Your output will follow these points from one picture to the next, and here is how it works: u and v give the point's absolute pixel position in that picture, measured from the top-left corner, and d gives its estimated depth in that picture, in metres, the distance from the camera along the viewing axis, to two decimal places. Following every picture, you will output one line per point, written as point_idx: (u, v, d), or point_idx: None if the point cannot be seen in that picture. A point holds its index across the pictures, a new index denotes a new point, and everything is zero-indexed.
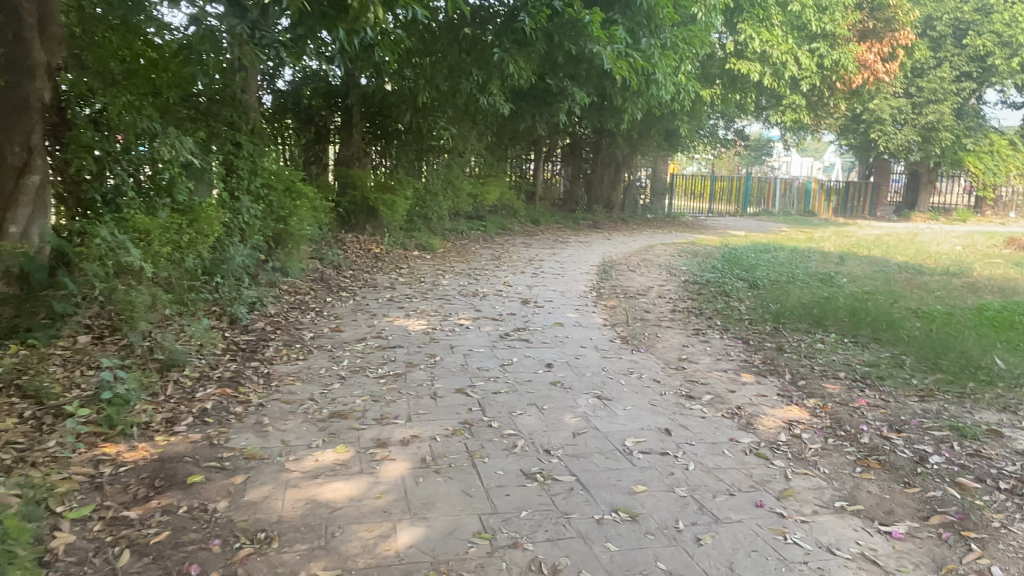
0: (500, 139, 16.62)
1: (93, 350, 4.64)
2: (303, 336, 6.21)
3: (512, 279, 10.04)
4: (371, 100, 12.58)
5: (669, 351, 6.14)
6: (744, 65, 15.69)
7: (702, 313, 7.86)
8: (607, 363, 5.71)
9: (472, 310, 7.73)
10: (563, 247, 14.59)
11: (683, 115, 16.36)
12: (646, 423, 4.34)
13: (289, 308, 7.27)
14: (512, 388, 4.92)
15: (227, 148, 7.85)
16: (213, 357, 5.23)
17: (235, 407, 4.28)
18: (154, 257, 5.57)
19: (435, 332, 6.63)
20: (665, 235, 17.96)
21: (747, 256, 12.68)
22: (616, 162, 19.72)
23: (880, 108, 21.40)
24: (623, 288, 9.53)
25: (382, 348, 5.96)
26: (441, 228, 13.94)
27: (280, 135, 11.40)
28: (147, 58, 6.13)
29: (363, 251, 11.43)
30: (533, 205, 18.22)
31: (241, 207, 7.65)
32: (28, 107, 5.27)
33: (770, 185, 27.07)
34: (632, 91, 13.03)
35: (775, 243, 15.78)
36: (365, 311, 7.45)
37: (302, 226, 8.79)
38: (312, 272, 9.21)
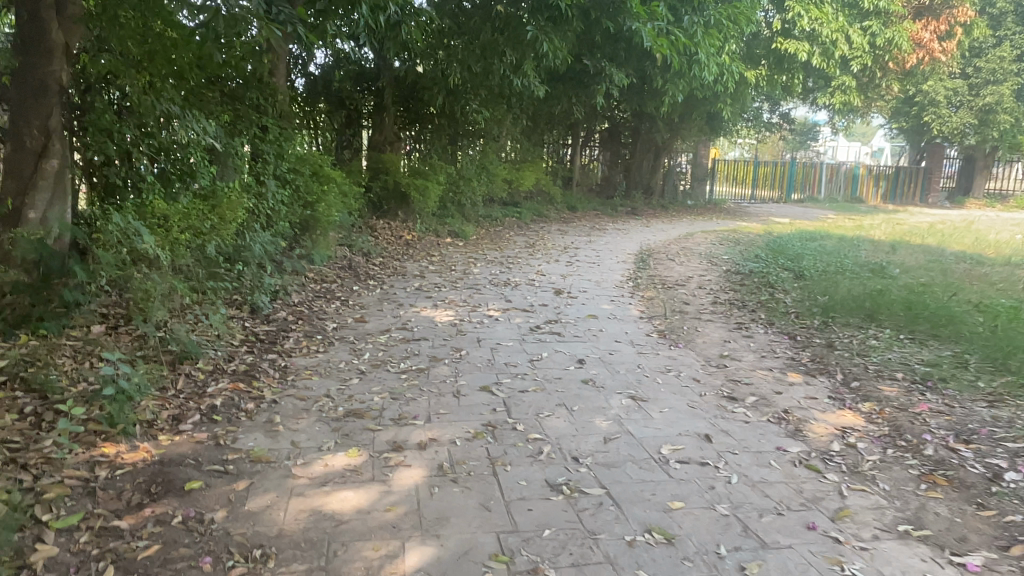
0: (535, 123, 16.24)
1: (106, 341, 4.47)
2: (325, 328, 5.99)
3: (545, 267, 9.72)
4: (404, 84, 12.36)
5: (710, 347, 5.75)
6: (792, 44, 14.96)
7: (745, 306, 7.43)
8: (643, 359, 5.36)
9: (502, 300, 7.44)
10: (600, 234, 14.20)
11: (726, 98, 15.74)
12: (684, 428, 3.99)
13: (314, 297, 7.08)
14: (540, 387, 4.61)
15: (253, 133, 7.69)
16: (230, 349, 5.05)
17: (246, 404, 4.07)
18: (172, 243, 5.45)
19: (462, 323, 6.36)
20: (706, 222, 17.37)
21: (792, 244, 12.12)
22: (656, 148, 19.16)
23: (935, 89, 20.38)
24: (662, 278, 9.12)
25: (406, 340, 5.71)
26: (475, 215, 13.65)
27: (310, 119, 11.23)
28: (167, 37, 5.56)
29: (394, 238, 11.22)
30: (570, 192, 17.83)
31: (267, 192, 7.53)
32: (46, 89, 5.05)
33: (816, 170, 26.16)
34: (672, 72, 12.51)
35: (822, 231, 15.11)
36: (392, 300, 7.23)
37: (331, 212, 8.57)
38: (341, 260, 9.03)
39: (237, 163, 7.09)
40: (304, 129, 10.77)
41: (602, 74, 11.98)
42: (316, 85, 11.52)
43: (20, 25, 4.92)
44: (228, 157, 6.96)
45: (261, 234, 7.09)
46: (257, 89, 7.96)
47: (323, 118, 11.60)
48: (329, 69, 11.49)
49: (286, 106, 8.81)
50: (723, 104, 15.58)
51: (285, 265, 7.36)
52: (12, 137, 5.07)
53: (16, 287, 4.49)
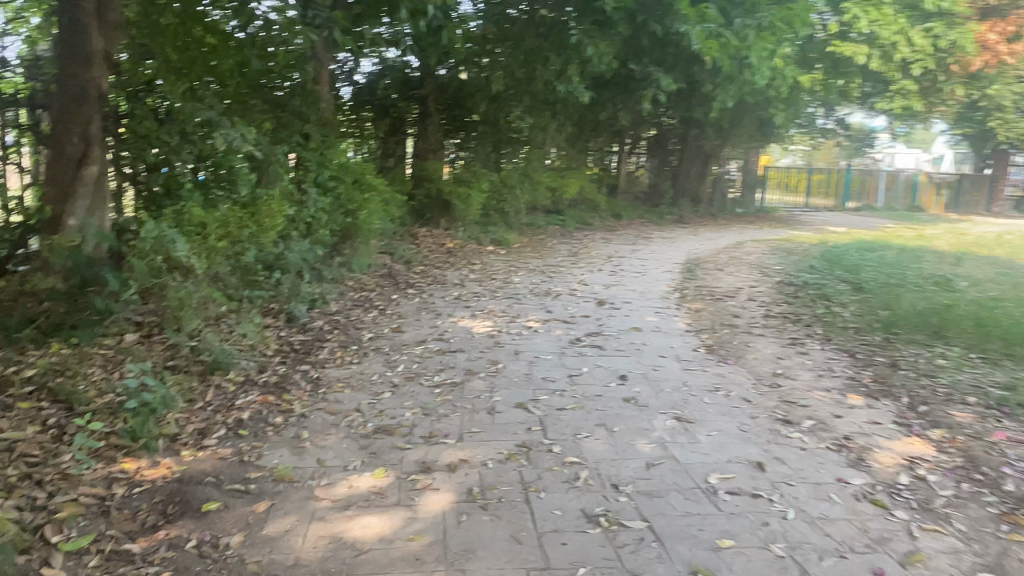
0: (580, 129, 16.04)
1: (137, 351, 4.43)
2: (361, 338, 5.87)
3: (589, 276, 9.47)
4: (448, 91, 12.30)
5: (762, 364, 5.41)
6: (849, 47, 14.37)
7: (800, 320, 7.03)
8: (689, 376, 5.06)
9: (542, 311, 7.22)
10: (646, 243, 13.84)
11: (779, 103, 15.23)
12: (735, 454, 3.70)
13: (352, 305, 6.97)
14: (579, 404, 4.36)
15: (295, 141, 7.68)
16: (263, 359, 4.95)
17: (274, 417, 3.95)
18: (209, 251, 5.41)
19: (500, 335, 6.16)
20: (757, 231, 16.83)
21: (850, 255, 11.58)
22: (705, 155, 18.71)
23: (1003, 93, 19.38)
24: (711, 289, 8.76)
25: (442, 352, 5.54)
26: (518, 223, 13.47)
27: (355, 128, 11.32)
28: (206, 44, 5.88)
29: (435, 245, 11.10)
30: (616, 199, 17.53)
31: (307, 200, 7.50)
32: (86, 96, 5.18)
33: (874, 178, 25.23)
34: (722, 77, 12.10)
35: (881, 241, 14.45)
36: (429, 310, 7.08)
37: (372, 220, 8.42)
38: (381, 268, 8.95)
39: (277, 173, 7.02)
40: (347, 137, 10.78)
41: (650, 78, 11.69)
42: (362, 93, 11.63)
43: (61, 33, 5.07)
44: (270, 168, 6.95)
45: (300, 242, 7.03)
46: (300, 96, 7.95)
47: (369, 126, 11.67)
48: (376, 77, 11.66)
49: (329, 114, 8.81)
50: (776, 109, 15.06)
51: (323, 273, 7.28)
52: (53, 146, 5.20)
53: (50, 294, 4.52)
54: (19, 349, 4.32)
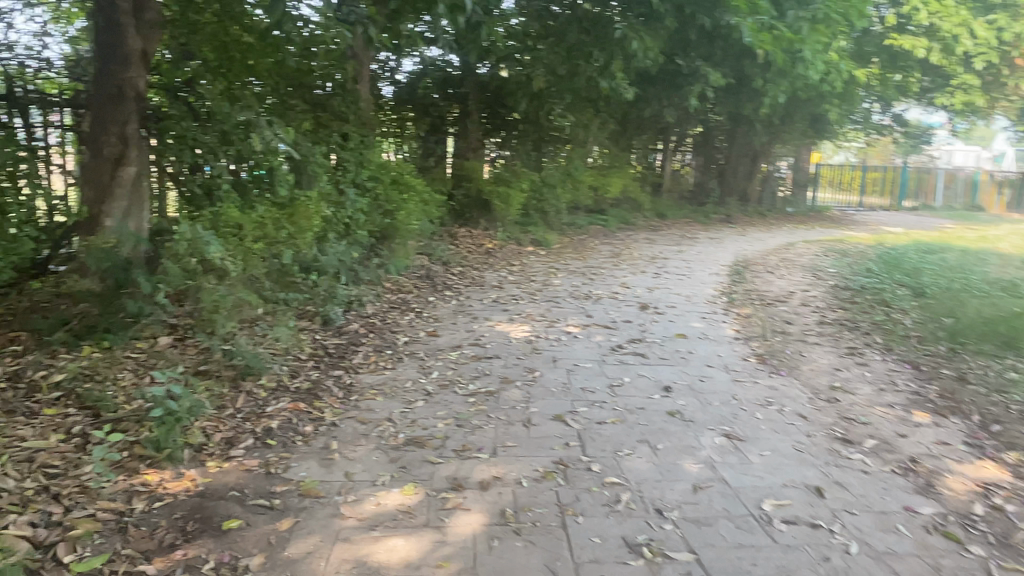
0: (624, 127, 15.74)
1: (169, 355, 4.39)
2: (396, 342, 5.74)
3: (631, 279, 9.21)
4: (489, 89, 12.15)
5: (817, 376, 5.09)
6: (907, 39, 13.71)
7: (856, 327, 6.65)
8: (739, 389, 4.78)
9: (583, 315, 7.00)
10: (690, 243, 13.47)
11: (832, 99, 14.63)
12: (790, 478, 3.43)
13: (388, 308, 6.87)
14: (621, 418, 4.14)
15: (333, 141, 7.62)
16: (296, 364, 4.85)
17: (304, 425, 3.82)
18: (245, 253, 5.36)
19: (538, 340, 5.97)
20: (807, 231, 16.26)
21: (908, 257, 11.03)
22: (753, 152, 18.17)
23: None
24: (759, 293, 8.40)
25: (478, 358, 5.37)
26: (559, 222, 13.25)
27: (395, 127, 11.27)
28: (243, 42, 5.89)
29: (474, 246, 10.96)
30: (660, 198, 17.16)
31: (346, 201, 7.44)
32: (123, 96, 5.23)
33: (931, 176, 24.24)
34: (773, 71, 11.66)
35: (940, 242, 13.78)
36: (467, 313, 6.93)
37: (410, 222, 8.34)
38: (419, 269, 8.85)
39: (314, 170, 6.93)
40: (386, 136, 10.72)
41: (697, 74, 11.35)
42: (403, 92, 11.65)
43: (99, 33, 5.15)
44: (310, 169, 6.90)
45: (336, 243, 6.96)
46: (340, 96, 7.90)
47: (411, 126, 11.66)
48: (417, 74, 11.66)
49: (369, 114, 8.72)
50: (829, 105, 14.49)
51: (360, 275, 7.19)
52: (91, 145, 5.26)
53: (82, 296, 4.46)
54: (51, 352, 4.29)
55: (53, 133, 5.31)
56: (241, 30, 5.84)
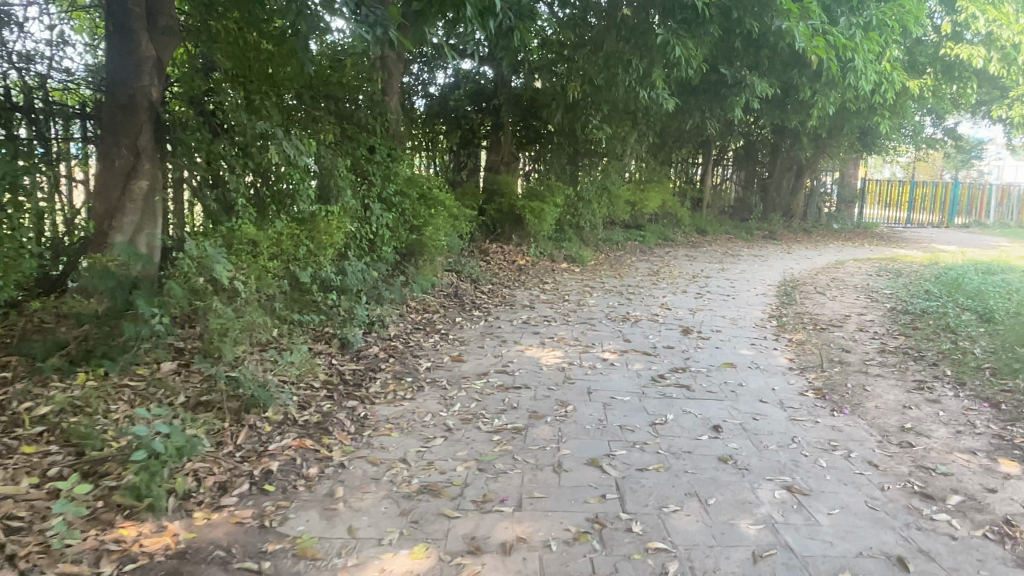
0: (662, 139, 15.29)
1: (172, 383, 4.06)
2: (418, 368, 5.34)
3: (671, 299, 8.72)
4: (523, 102, 11.82)
5: (885, 416, 4.53)
6: (964, 48, 12.96)
7: (922, 358, 6.04)
8: (798, 430, 4.27)
9: (620, 339, 6.53)
10: (732, 261, 12.89)
11: (883, 111, 13.90)
12: (868, 545, 2.92)
13: (412, 330, 6.49)
14: (664, 464, 3.68)
15: (359, 153, 7.33)
16: (307, 392, 4.48)
17: (307, 467, 3.43)
18: (258, 272, 5.06)
19: (571, 368, 5.52)
20: (856, 249, 15.54)
21: (970, 278, 10.31)
22: (798, 166, 17.54)
23: None
24: (811, 317, 7.83)
25: (505, 388, 4.93)
26: (594, 238, 12.80)
27: (427, 140, 11.00)
28: (262, 49, 5.63)
29: (506, 262, 10.59)
30: (700, 213, 16.61)
31: (372, 215, 7.16)
32: (135, 105, 4.96)
33: (985, 193, 23.20)
34: (822, 80, 11.08)
35: (1001, 262, 12.98)
36: (495, 336, 6.51)
37: (438, 236, 8.10)
38: (447, 286, 8.49)
39: (338, 182, 6.63)
40: (417, 150, 10.43)
41: (742, 84, 10.84)
42: (435, 105, 11.47)
43: (111, 40, 4.90)
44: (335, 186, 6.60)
45: (357, 262, 6.64)
46: (369, 108, 7.65)
47: (442, 141, 11.46)
48: (449, 88, 11.56)
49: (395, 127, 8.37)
50: (880, 118, 13.79)
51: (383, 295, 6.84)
52: (102, 157, 4.99)
53: (81, 318, 4.11)
54: (42, 380, 3.92)
55: (73, 143, 5.15)
56: (260, 37, 5.59)
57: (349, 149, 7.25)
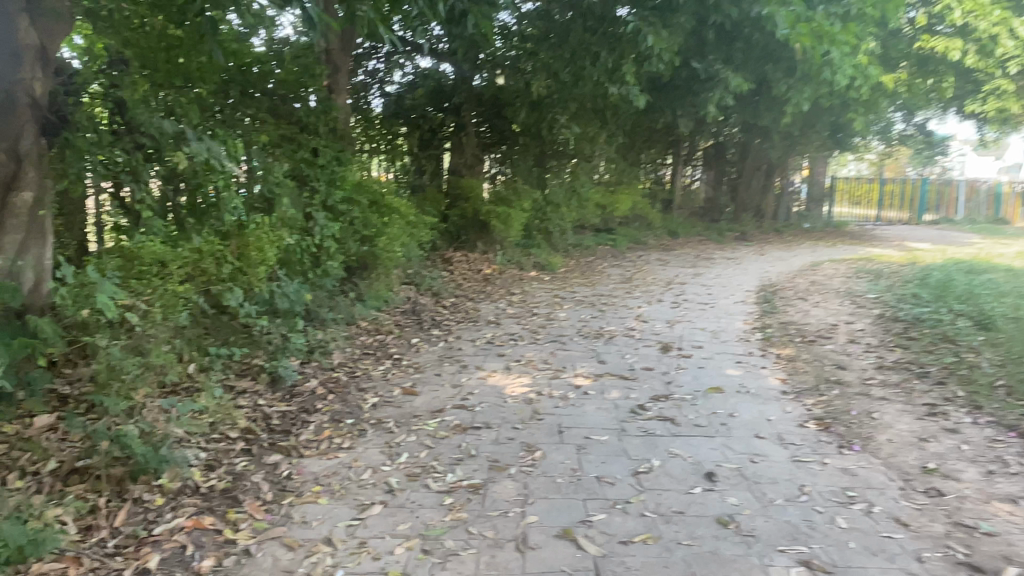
0: (631, 140, 14.72)
1: (45, 441, 3.37)
2: (361, 406, 4.58)
3: (647, 310, 8.09)
4: (485, 100, 11.14)
5: (902, 453, 3.90)
6: (941, 41, 12.57)
7: (928, 376, 5.45)
8: (805, 475, 3.60)
9: (594, 360, 5.85)
10: (707, 265, 12.33)
11: (857, 107, 13.50)
12: None
13: (358, 357, 5.73)
14: (654, 533, 2.98)
15: (296, 154, 6.53)
16: (218, 449, 3.76)
17: (199, 559, 2.76)
18: (165, 298, 4.22)
19: (540, 400, 4.80)
20: (830, 249, 15.13)
21: (957, 280, 9.85)
22: (767, 166, 17.14)
23: None
24: (797, 328, 7.23)
25: (463, 429, 4.20)
26: (564, 244, 12.15)
27: (385, 142, 10.14)
28: (169, 36, 4.91)
29: (470, 272, 9.88)
30: (670, 215, 16.09)
31: (314, 225, 6.37)
32: (13, 102, 4.11)
33: (953, 189, 23.14)
34: (797, 76, 10.60)
35: (981, 260, 12.63)
36: (454, 360, 5.79)
37: (394, 248, 7.31)
38: (404, 302, 7.76)
39: (264, 187, 5.87)
40: (375, 153, 9.76)
41: (715, 79, 10.26)
42: (391, 105, 10.80)
43: None
44: (261, 192, 5.86)
45: (291, 281, 5.80)
46: (321, 117, 7.15)
47: (401, 142, 10.56)
48: (409, 87, 10.87)
49: (347, 129, 7.87)
50: (854, 114, 13.39)
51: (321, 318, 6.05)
52: None
53: None
54: None
55: None
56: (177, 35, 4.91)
57: (284, 153, 6.44)
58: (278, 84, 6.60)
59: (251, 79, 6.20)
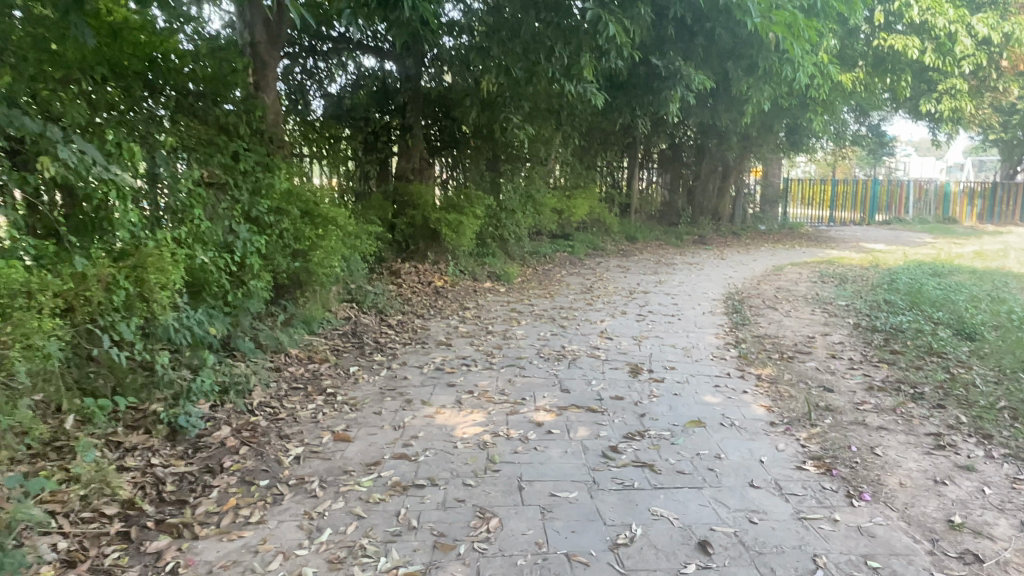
0: (586, 142, 14.17)
1: None
2: (280, 460, 3.83)
3: (610, 324, 7.48)
4: (432, 99, 10.44)
5: (921, 502, 3.32)
6: (899, 39, 12.34)
7: (924, 397, 4.93)
8: (816, 540, 3.00)
9: (556, 389, 5.18)
10: (668, 271, 11.85)
11: (815, 107, 13.21)
12: None
13: (284, 393, 4.94)
14: None
15: (216, 159, 5.67)
16: (86, 536, 3.00)
17: None
18: (25, 335, 3.36)
19: (496, 443, 4.09)
20: (789, 251, 14.85)
21: (924, 283, 9.56)
22: (723, 168, 16.83)
23: None
24: (773, 342, 6.69)
25: (403, 488, 3.47)
26: (520, 251, 11.51)
27: (327, 146, 9.42)
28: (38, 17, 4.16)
29: (420, 285, 9.18)
30: (628, 220, 15.59)
31: (236, 238, 5.54)
32: None
33: (902, 189, 23.30)
34: (758, 73, 10.17)
35: (941, 262, 12.47)
36: (398, 393, 5.05)
37: (331, 263, 6.55)
38: (343, 323, 6.98)
39: (176, 197, 5.05)
40: (315, 158, 9.05)
41: (675, 76, 9.75)
42: (333, 108, 10.11)
43: None
44: (177, 203, 5.05)
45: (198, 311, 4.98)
46: (245, 118, 6.40)
47: (344, 146, 9.83)
48: (352, 88, 10.20)
49: (277, 131, 7.03)
50: (813, 114, 13.10)
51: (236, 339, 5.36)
52: None
53: None
54: None
55: None
56: (47, 31, 4.20)
57: (199, 156, 5.56)
58: (188, 81, 5.79)
59: (158, 69, 5.46)
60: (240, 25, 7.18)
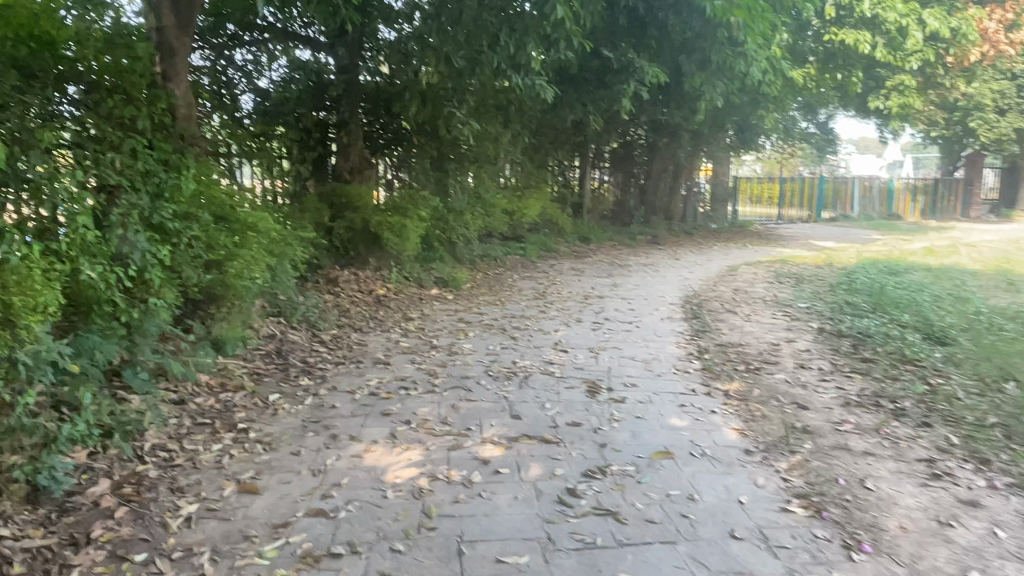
0: (537, 140, 13.65)
1: None
2: (166, 525, 3.15)
3: (563, 334, 6.93)
4: (371, 91, 9.68)
5: (930, 557, 2.86)
6: (850, 34, 12.28)
7: (907, 414, 4.51)
8: None
9: (505, 415, 4.57)
10: (624, 273, 11.44)
11: (768, 104, 12.98)
12: None
13: (185, 432, 4.22)
14: None
15: (108, 158, 4.80)
16: None
17: None
18: None
19: (434, 489, 3.46)
20: (743, 250, 14.66)
21: (882, 281, 9.35)
22: (675, 166, 16.55)
23: (982, 91, 18.01)
24: (738, 351, 6.21)
25: (316, 560, 2.84)
26: (469, 255, 10.91)
27: (257, 146, 8.34)
28: None
29: (360, 293, 8.51)
30: (581, 220, 15.13)
31: (135, 245, 4.69)
32: None
33: (848, 186, 23.48)
34: (712, 68, 9.79)
35: (895, 259, 12.39)
36: (322, 425, 4.39)
37: (251, 276, 5.76)
38: (267, 341, 6.25)
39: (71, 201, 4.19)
40: (243, 157, 7.97)
41: (629, 69, 9.37)
42: (264, 102, 9.21)
43: None
44: (80, 207, 4.25)
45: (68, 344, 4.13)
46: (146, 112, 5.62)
47: (276, 144, 8.80)
48: (284, 83, 9.33)
49: (189, 126, 6.28)
50: (765, 111, 12.90)
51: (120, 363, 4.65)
52: None
53: None
54: None
55: None
56: None
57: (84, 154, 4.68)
58: (76, 79, 5.13)
59: (42, 58, 4.84)
60: (145, 7, 6.37)
